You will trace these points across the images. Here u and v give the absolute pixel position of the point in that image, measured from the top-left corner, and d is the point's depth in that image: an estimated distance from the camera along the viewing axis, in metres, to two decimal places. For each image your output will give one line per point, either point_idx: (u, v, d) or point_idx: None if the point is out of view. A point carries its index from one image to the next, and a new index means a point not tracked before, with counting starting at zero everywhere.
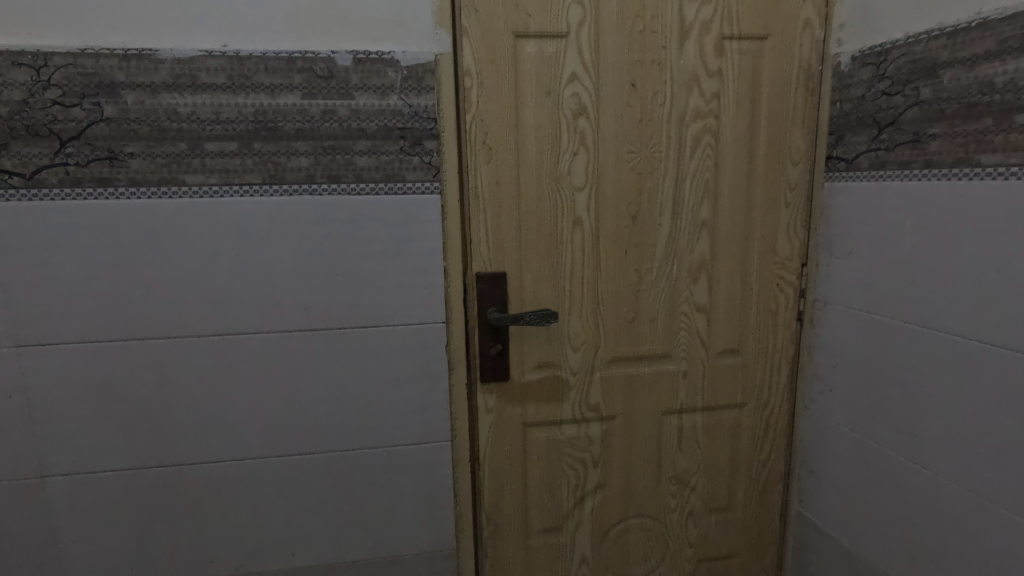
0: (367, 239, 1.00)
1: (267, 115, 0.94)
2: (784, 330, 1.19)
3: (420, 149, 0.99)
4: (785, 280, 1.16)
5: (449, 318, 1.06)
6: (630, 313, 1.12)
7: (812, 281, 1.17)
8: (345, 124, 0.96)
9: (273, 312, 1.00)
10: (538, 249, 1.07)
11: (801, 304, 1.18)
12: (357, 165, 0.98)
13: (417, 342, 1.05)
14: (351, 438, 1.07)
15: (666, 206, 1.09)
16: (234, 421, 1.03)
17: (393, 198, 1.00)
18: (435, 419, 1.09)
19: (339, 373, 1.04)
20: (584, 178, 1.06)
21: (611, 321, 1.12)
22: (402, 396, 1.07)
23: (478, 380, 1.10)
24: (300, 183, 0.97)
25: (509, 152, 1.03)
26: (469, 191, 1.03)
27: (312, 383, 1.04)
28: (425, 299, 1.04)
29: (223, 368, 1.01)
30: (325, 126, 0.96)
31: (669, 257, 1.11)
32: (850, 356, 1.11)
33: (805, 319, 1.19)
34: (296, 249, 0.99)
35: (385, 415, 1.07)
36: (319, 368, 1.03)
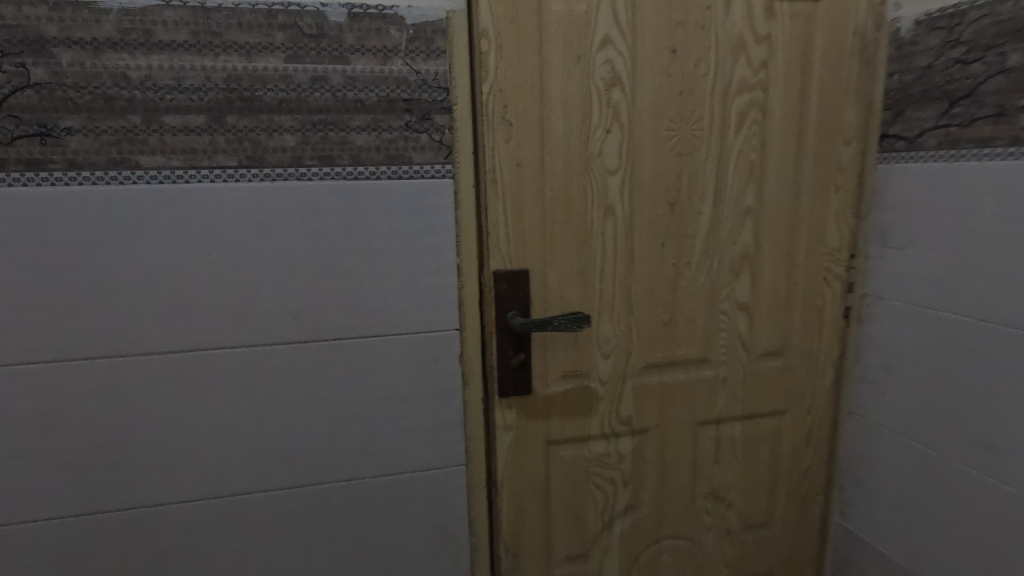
0: (366, 234, 0.84)
1: (242, 82, 0.76)
2: (829, 328, 1.08)
3: (429, 125, 0.83)
4: (832, 273, 1.05)
5: (463, 324, 0.91)
6: (666, 314, 0.99)
7: (861, 274, 1.06)
8: (338, 94, 0.79)
9: (253, 322, 0.83)
10: (565, 243, 0.93)
11: (848, 300, 1.07)
12: (354, 144, 0.81)
13: (426, 353, 0.90)
14: (349, 467, 0.91)
15: (707, 192, 0.96)
16: (209, 452, 0.86)
17: (397, 183, 0.84)
18: (447, 440, 0.94)
19: (334, 392, 0.88)
20: (617, 159, 0.92)
21: (645, 323, 0.99)
22: (408, 415, 0.91)
23: (496, 394, 0.96)
24: (285, 166, 0.80)
25: (532, 129, 0.88)
26: (486, 176, 0.88)
27: (302, 404, 0.87)
28: (435, 302, 0.89)
29: (195, 390, 0.84)
30: (314, 97, 0.79)
31: (709, 251, 0.99)
32: (907, 357, 1.00)
33: (852, 316, 1.08)
34: (280, 246, 0.82)
35: (389, 439, 0.92)
36: (311, 387, 0.87)
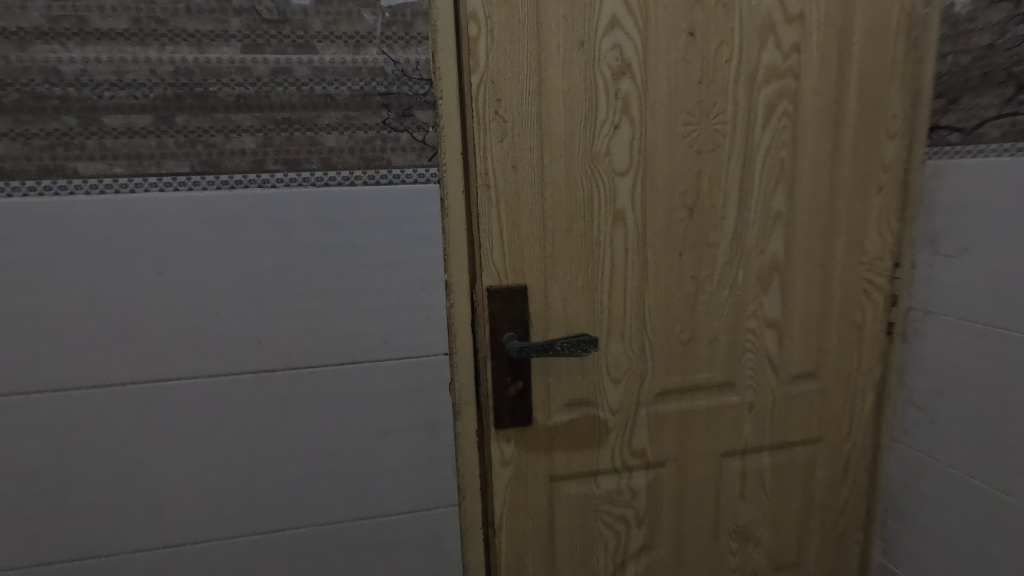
0: (340, 248, 0.74)
1: (192, 76, 0.66)
2: (870, 346, 0.95)
3: (409, 123, 0.73)
4: (873, 284, 0.93)
5: (453, 348, 0.81)
6: (684, 333, 0.88)
7: (906, 285, 0.93)
8: (304, 88, 0.69)
9: (214, 349, 0.74)
10: (568, 254, 0.82)
11: (892, 314, 0.95)
12: (324, 146, 0.71)
13: (412, 382, 0.80)
14: (327, 509, 0.81)
15: (730, 193, 0.85)
16: (168, 495, 0.76)
17: (374, 189, 0.73)
18: (436, 478, 0.83)
19: (308, 426, 0.78)
20: (627, 158, 0.80)
21: (660, 343, 0.87)
22: (392, 450, 0.81)
23: (491, 425, 0.85)
24: (244, 172, 0.70)
25: (529, 125, 0.77)
26: (477, 179, 0.77)
27: (271, 440, 0.78)
28: (420, 323, 0.78)
29: (149, 426, 0.74)
30: (276, 92, 0.69)
31: (733, 260, 0.87)
32: (963, 381, 0.87)
33: (896, 332, 0.95)
34: (241, 263, 0.72)
35: (371, 477, 0.81)
36: (282, 421, 0.77)
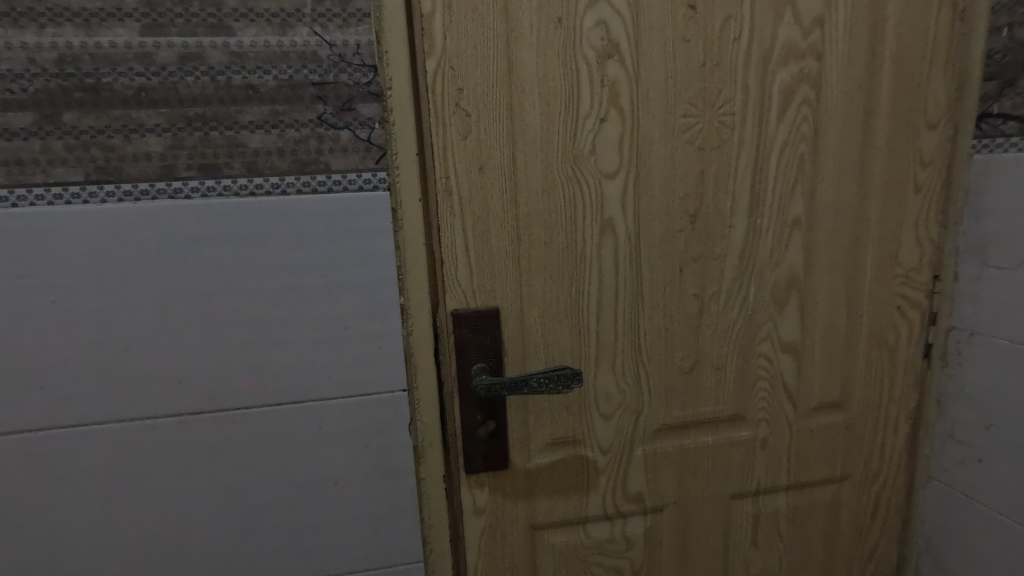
0: (272, 269, 0.63)
1: (80, 65, 0.55)
2: (904, 371, 0.82)
3: (350, 118, 0.60)
4: (908, 300, 0.79)
5: (413, 382, 0.69)
6: (685, 360, 0.75)
7: (947, 301, 0.79)
8: (219, 77, 0.57)
9: (127, 389, 0.63)
10: (547, 272, 0.69)
11: (930, 335, 0.81)
12: (247, 147, 0.59)
13: (365, 423, 0.68)
14: (270, 569, 0.70)
15: (740, 197, 0.72)
16: (81, 557, 0.66)
17: (310, 198, 0.61)
18: (396, 533, 0.72)
19: (243, 476, 0.67)
20: (616, 158, 0.68)
21: (657, 373, 0.75)
22: (343, 501, 0.70)
23: (461, 469, 0.74)
24: (152, 180, 0.58)
25: (497, 120, 0.65)
26: (437, 185, 0.65)
27: (200, 492, 0.67)
28: (372, 356, 0.66)
29: (55, 479, 0.63)
30: (185, 83, 0.57)
31: (743, 276, 0.74)
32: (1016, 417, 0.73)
33: (935, 356, 0.82)
34: (154, 288, 0.61)
35: (319, 532, 0.70)
36: (212, 469, 0.66)
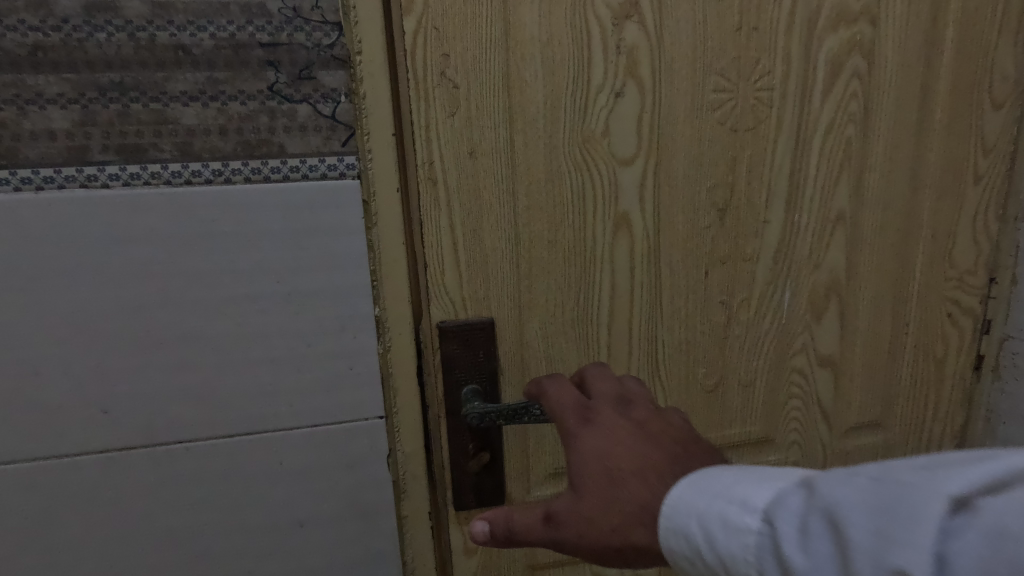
0: (217, 273, 0.51)
1: None
2: (951, 386, 0.73)
3: (309, 89, 0.49)
4: (960, 306, 0.70)
5: (392, 407, 0.58)
6: (709, 377, 0.65)
7: (1003, 307, 0.70)
8: (140, 35, 0.46)
9: (38, 422, 0.52)
10: (551, 276, 0.59)
11: (983, 345, 0.71)
12: (180, 124, 0.48)
13: (334, 457, 0.57)
14: None
15: (776, 188, 0.61)
16: None
17: (260, 188, 0.50)
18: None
19: (190, 519, 0.56)
20: (634, 141, 0.57)
21: (678, 392, 0.65)
22: (308, 547, 0.59)
23: (450, 502, 0.63)
24: (59, 163, 0.47)
25: (491, 93, 0.53)
26: (418, 172, 0.54)
27: (134, 539, 0.56)
28: (342, 378, 0.56)
29: None
30: (95, 41, 0.45)
31: (777, 279, 0.64)
32: None
33: (986, 368, 0.72)
34: (70, 298, 0.50)
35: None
36: (149, 514, 0.55)
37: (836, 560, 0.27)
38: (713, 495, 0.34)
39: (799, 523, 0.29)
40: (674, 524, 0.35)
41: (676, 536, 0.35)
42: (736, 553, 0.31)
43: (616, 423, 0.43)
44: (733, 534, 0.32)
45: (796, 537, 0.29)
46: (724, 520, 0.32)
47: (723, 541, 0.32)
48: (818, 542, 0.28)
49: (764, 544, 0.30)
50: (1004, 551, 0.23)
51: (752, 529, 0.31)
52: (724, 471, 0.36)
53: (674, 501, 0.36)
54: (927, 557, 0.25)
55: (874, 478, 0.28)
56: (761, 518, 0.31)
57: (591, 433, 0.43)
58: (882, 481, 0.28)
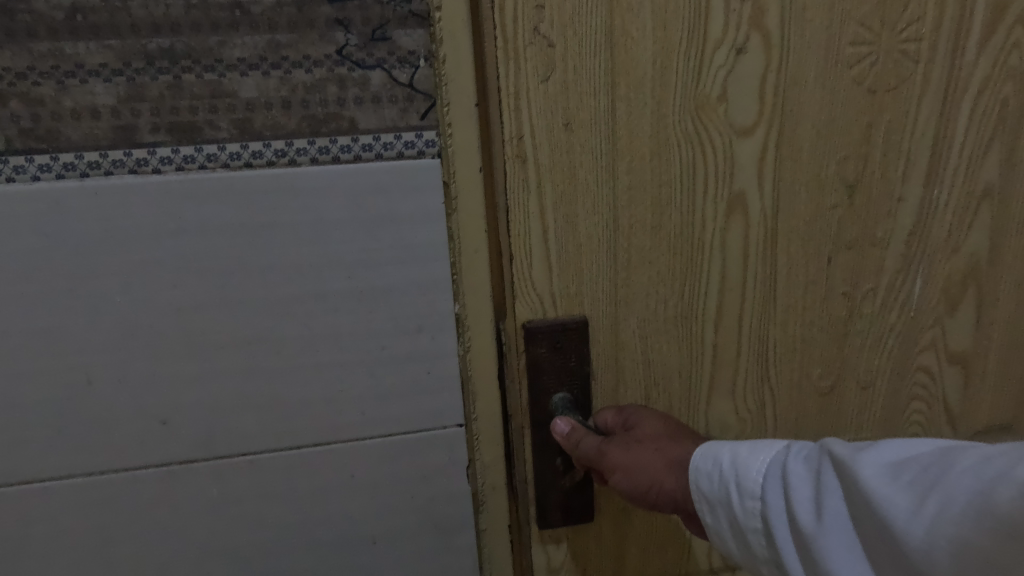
0: (283, 269, 0.46)
1: None
2: None
3: (383, 52, 0.43)
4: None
5: (472, 415, 0.52)
6: (824, 379, 0.58)
7: None
8: None
9: (91, 434, 0.47)
10: (653, 268, 0.52)
11: None
12: (238, 98, 0.42)
13: (409, 470, 0.52)
14: None
15: (916, 160, 0.53)
16: None
17: (329, 169, 0.44)
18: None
19: (255, 535, 0.52)
20: (756, 106, 0.49)
21: (790, 396, 0.58)
22: (377, 565, 0.54)
23: (532, 520, 0.57)
24: (103, 145, 0.42)
25: (592, 51, 0.45)
26: (505, 148, 0.47)
27: (192, 557, 0.51)
28: (419, 383, 0.50)
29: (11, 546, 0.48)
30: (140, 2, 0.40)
31: (908, 267, 0.56)
32: None
33: None
34: (123, 299, 0.45)
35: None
36: (212, 532, 0.51)
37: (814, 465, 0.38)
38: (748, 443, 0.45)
39: (806, 448, 0.40)
40: (705, 451, 0.44)
41: (701, 459, 0.44)
42: None
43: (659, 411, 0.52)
44: None
45: (803, 455, 0.39)
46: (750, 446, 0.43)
47: (744, 459, 0.41)
48: (810, 458, 0.39)
49: (777, 459, 0.40)
50: (930, 456, 0.33)
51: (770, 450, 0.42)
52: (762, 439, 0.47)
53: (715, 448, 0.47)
54: (878, 455, 0.35)
55: None
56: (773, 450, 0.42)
57: (642, 412, 0.51)
58: None
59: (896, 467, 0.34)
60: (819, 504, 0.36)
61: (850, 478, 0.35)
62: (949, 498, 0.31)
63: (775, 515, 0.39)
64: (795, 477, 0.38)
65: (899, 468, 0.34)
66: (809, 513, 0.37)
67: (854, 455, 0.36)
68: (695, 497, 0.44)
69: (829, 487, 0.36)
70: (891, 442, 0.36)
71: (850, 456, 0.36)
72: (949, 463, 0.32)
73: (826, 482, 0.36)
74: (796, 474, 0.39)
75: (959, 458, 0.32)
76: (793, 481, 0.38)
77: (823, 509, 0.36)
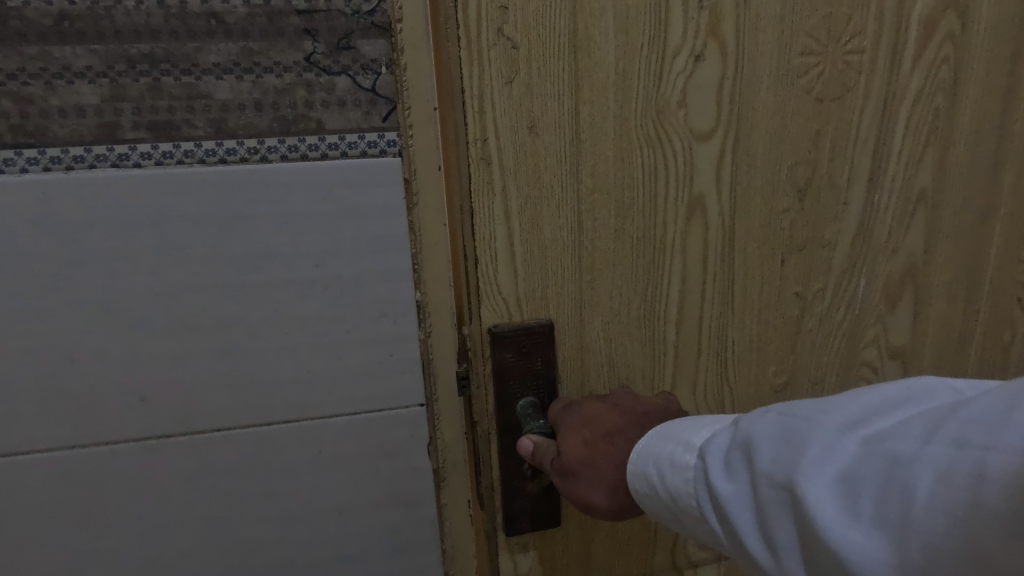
0: (262, 255, 0.48)
1: None
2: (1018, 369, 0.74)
3: (348, 60, 0.47)
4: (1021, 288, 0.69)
5: (433, 395, 0.56)
6: (778, 377, 0.65)
7: None
8: (171, 2, 0.43)
9: (75, 411, 0.49)
10: (613, 262, 0.56)
11: None
12: (212, 99, 0.45)
13: (371, 443, 0.55)
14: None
15: (860, 165, 0.58)
16: None
17: (298, 167, 0.47)
18: (415, 567, 0.60)
19: (231, 509, 0.55)
20: (712, 112, 0.53)
21: (750, 394, 0.65)
22: (348, 534, 0.58)
23: (497, 512, 0.61)
24: (86, 141, 0.44)
25: (555, 53, 0.49)
26: (470, 150, 0.50)
27: (171, 527, 0.54)
28: (381, 364, 0.53)
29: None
30: (123, 10, 0.43)
31: (854, 267, 0.62)
32: None
33: None
34: (104, 284, 0.47)
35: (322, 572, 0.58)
36: (192, 504, 0.54)
37: (747, 485, 0.35)
38: (667, 442, 0.44)
39: (732, 457, 0.37)
40: (639, 469, 0.45)
41: (637, 478, 0.46)
42: (681, 485, 0.41)
43: (586, 406, 0.55)
44: (678, 470, 0.41)
45: (725, 471, 0.37)
46: (672, 460, 0.42)
47: (669, 478, 0.42)
48: (738, 472, 0.36)
49: (699, 476, 0.39)
50: (877, 469, 0.30)
51: (691, 465, 0.41)
52: (678, 422, 0.45)
53: (640, 450, 0.46)
54: (820, 474, 0.32)
55: (782, 415, 0.36)
56: (696, 455, 0.41)
57: (568, 418, 0.55)
58: (787, 416, 0.35)
59: (845, 489, 0.31)
60: (769, 537, 0.34)
61: (803, 513, 0.32)
62: (924, 538, 0.27)
63: (723, 540, 0.38)
64: (730, 501, 0.36)
65: (846, 489, 0.31)
66: (758, 542, 0.35)
67: (793, 479, 0.32)
68: (652, 512, 0.45)
69: (776, 519, 0.33)
70: (820, 441, 0.33)
71: (795, 483, 0.32)
72: (903, 482, 0.29)
73: (773, 513, 0.34)
74: (728, 496, 0.36)
75: (913, 474, 0.29)
76: (730, 505, 0.36)
77: (778, 545, 0.33)
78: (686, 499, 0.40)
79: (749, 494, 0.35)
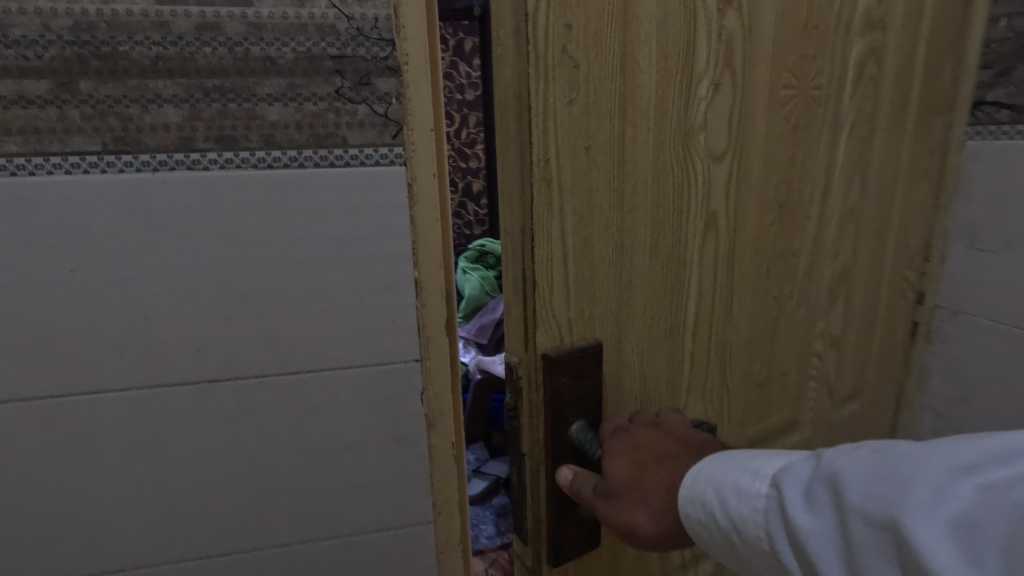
0: (327, 236, 0.57)
1: (95, 32, 0.48)
2: (898, 341, 0.99)
3: (367, 93, 0.55)
4: (887, 277, 0.90)
5: (427, 356, 0.64)
6: (760, 373, 0.78)
7: (933, 283, 0.97)
8: (238, 48, 0.51)
9: (143, 357, 0.56)
10: (647, 277, 0.62)
11: (917, 314, 0.99)
12: (265, 120, 0.54)
13: (383, 392, 0.64)
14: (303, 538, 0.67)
15: (816, 181, 0.73)
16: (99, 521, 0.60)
17: (333, 172, 0.56)
18: (430, 506, 0.70)
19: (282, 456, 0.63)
20: (724, 138, 0.62)
21: (741, 389, 0.76)
22: (366, 470, 0.66)
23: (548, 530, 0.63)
24: (172, 150, 0.52)
25: (606, 75, 0.53)
26: (534, 170, 0.52)
27: (222, 462, 0.61)
28: (385, 328, 0.62)
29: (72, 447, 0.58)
30: (204, 54, 0.51)
31: (813, 269, 0.77)
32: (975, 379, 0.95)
33: (920, 332, 1.00)
34: (168, 246, 0.54)
35: (343, 512, 0.67)
36: (240, 442, 0.61)
37: (831, 518, 0.40)
38: (734, 471, 0.49)
39: (813, 488, 0.42)
40: (694, 497, 0.50)
41: (692, 506, 0.51)
42: (747, 513, 0.46)
43: (637, 429, 0.59)
44: (744, 499, 0.46)
45: (806, 506, 0.42)
46: (740, 488, 0.47)
47: (734, 506, 0.47)
48: (820, 502, 0.41)
49: (771, 502, 0.44)
50: (995, 514, 0.34)
51: (763, 494, 0.46)
52: (745, 457, 0.50)
53: (693, 483, 0.52)
54: (925, 511, 0.36)
55: (879, 453, 0.40)
56: (769, 485, 0.46)
57: (616, 441, 0.58)
58: (884, 455, 0.40)
59: (951, 527, 0.35)
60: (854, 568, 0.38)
61: (906, 546, 0.35)
62: None
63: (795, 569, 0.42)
64: (810, 533, 0.40)
65: (952, 528, 0.34)
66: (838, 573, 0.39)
67: (894, 515, 0.36)
68: (709, 546, 0.50)
69: (863, 550, 0.37)
70: (928, 483, 0.37)
71: (897, 517, 0.36)
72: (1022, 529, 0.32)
73: (862, 545, 0.38)
74: (807, 527, 0.41)
75: None
76: (810, 539, 0.40)
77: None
78: (753, 528, 0.45)
79: (833, 526, 0.40)
